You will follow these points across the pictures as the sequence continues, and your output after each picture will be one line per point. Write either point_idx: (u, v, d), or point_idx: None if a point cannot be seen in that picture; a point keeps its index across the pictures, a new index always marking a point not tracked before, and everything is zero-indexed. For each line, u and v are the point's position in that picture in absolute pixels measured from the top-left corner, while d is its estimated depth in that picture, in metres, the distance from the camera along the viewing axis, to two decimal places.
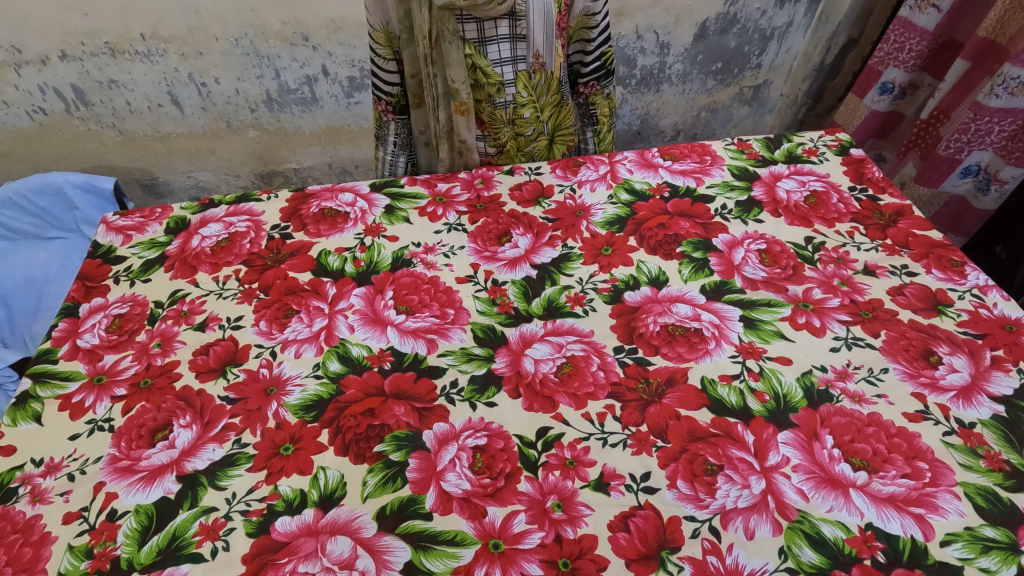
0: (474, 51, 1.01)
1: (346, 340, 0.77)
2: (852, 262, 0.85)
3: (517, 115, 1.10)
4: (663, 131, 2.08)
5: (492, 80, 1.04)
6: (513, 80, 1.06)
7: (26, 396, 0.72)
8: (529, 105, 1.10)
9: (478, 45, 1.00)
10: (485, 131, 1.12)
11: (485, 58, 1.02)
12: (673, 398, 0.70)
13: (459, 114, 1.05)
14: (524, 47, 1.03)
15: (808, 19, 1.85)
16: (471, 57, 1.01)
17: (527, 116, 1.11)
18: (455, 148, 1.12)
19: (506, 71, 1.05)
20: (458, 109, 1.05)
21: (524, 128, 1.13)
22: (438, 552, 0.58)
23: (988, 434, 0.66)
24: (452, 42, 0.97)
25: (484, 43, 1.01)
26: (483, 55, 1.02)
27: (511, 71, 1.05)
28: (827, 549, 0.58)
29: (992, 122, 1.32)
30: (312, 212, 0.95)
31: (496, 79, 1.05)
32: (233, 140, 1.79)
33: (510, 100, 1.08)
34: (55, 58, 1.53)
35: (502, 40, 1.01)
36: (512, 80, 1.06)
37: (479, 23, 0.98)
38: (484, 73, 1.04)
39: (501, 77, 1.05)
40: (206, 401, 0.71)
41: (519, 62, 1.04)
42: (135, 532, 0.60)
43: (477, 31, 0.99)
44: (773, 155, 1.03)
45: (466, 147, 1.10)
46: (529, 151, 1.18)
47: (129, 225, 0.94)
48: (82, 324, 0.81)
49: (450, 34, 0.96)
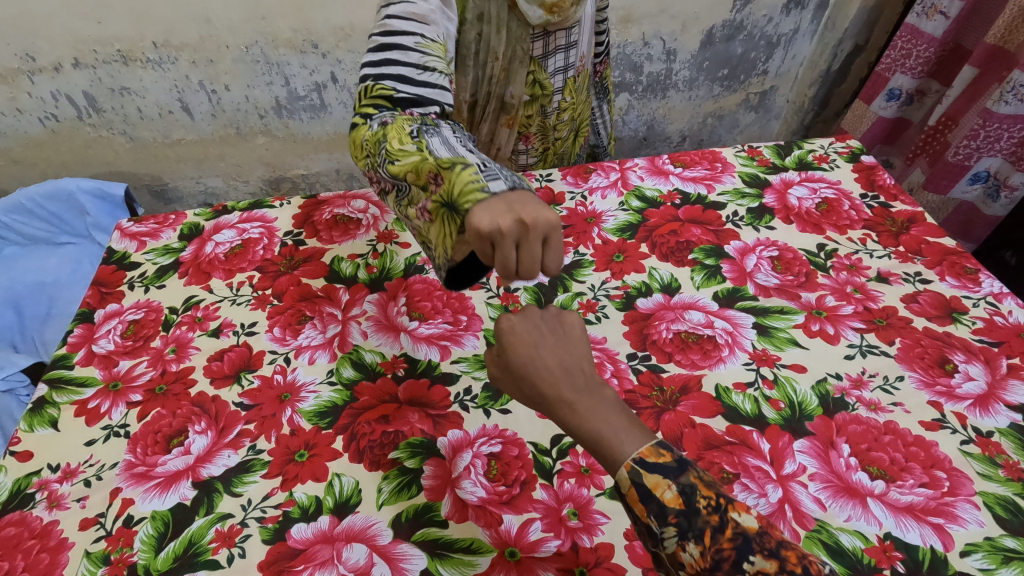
0: (536, 66, 0.94)
1: (360, 346, 0.77)
2: (865, 269, 0.85)
3: (558, 120, 1.06)
4: (669, 137, 2.08)
5: (547, 91, 0.99)
6: (562, 87, 1.01)
7: (42, 401, 0.73)
8: (570, 108, 1.06)
9: (540, 60, 0.94)
10: (527, 144, 1.07)
11: (545, 71, 0.96)
12: (688, 405, 0.69)
13: (507, 126, 0.99)
14: (574, 53, 0.98)
15: (814, 26, 1.86)
16: (533, 73, 0.95)
17: (567, 119, 1.08)
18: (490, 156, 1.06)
19: (557, 80, 0.99)
20: (507, 121, 0.99)
21: (561, 131, 1.09)
22: (453, 560, 0.58)
23: (1006, 442, 0.66)
24: (523, 61, 0.91)
25: (547, 57, 0.94)
26: (543, 68, 0.95)
27: (561, 79, 1.00)
28: (846, 559, 0.57)
29: (1001, 129, 1.32)
30: (324, 218, 0.96)
31: (549, 89, 0.99)
32: (243, 147, 1.80)
33: (556, 107, 1.04)
34: (68, 65, 1.54)
35: (559, 51, 0.95)
36: (561, 87, 1.01)
37: (546, 37, 0.91)
38: (541, 86, 0.97)
39: (552, 86, 0.99)
40: (221, 407, 0.71)
41: (569, 70, 0.99)
42: (152, 539, 0.60)
43: (543, 47, 0.92)
44: (784, 161, 1.03)
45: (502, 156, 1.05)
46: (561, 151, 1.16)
47: (143, 231, 0.95)
48: (97, 330, 0.81)
49: (523, 53, 0.90)
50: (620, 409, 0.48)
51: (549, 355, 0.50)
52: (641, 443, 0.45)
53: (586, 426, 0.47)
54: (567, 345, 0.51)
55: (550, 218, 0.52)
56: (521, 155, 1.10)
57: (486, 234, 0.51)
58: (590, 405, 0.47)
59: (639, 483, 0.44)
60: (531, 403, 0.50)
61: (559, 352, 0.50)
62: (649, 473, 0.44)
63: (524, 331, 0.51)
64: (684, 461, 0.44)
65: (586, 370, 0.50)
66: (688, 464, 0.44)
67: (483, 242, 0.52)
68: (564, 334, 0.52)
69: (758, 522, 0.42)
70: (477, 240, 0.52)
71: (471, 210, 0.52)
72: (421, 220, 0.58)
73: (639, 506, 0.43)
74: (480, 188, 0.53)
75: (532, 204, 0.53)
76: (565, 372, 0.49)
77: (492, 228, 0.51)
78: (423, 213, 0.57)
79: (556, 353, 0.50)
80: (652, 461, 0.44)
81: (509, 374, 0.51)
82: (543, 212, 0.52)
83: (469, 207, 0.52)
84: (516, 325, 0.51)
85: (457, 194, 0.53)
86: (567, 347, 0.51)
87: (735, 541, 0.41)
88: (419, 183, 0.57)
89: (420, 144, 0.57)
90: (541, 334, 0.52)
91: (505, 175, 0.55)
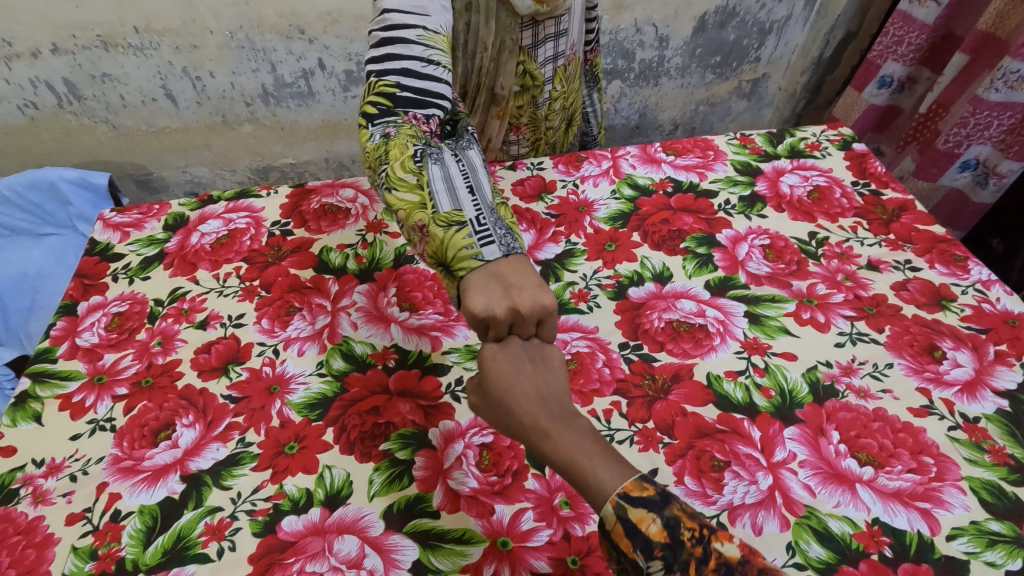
0: (526, 57, 0.92)
1: (350, 337, 0.77)
2: (855, 257, 0.85)
3: (550, 110, 1.05)
4: (661, 125, 2.07)
5: (537, 82, 0.97)
6: (552, 76, 1.00)
7: (25, 395, 0.71)
8: (561, 98, 1.05)
9: (530, 50, 0.92)
10: (517, 135, 1.07)
11: (535, 61, 0.94)
12: (679, 394, 0.69)
13: (498, 118, 0.98)
14: (564, 41, 0.97)
15: (807, 12, 1.85)
16: (523, 64, 0.93)
17: (558, 109, 1.06)
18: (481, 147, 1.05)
19: (547, 70, 0.98)
20: (498, 113, 0.98)
21: (552, 121, 1.08)
22: (445, 551, 0.58)
23: (993, 428, 0.67)
24: (513, 51, 0.89)
25: (536, 47, 0.92)
26: (534, 58, 0.93)
27: (551, 68, 0.98)
28: (835, 544, 0.58)
29: (991, 117, 1.32)
30: (312, 208, 0.94)
31: (540, 80, 0.97)
32: (229, 135, 1.77)
33: (547, 97, 1.02)
34: (47, 51, 1.50)
35: (548, 40, 0.93)
36: (551, 77, 1.00)
37: (535, 27, 0.89)
38: (532, 76, 0.96)
39: (544, 76, 0.98)
40: (209, 400, 0.70)
41: (559, 58, 0.98)
42: (140, 533, 0.60)
43: (532, 36, 0.90)
44: (776, 149, 1.03)
45: (494, 146, 1.05)
46: (553, 141, 1.14)
47: (127, 222, 0.93)
48: (81, 323, 0.80)
49: (513, 44, 0.88)
50: (596, 438, 0.48)
51: (527, 385, 0.51)
52: (624, 478, 0.45)
53: (568, 459, 0.47)
54: (545, 375, 0.52)
55: (546, 304, 0.53)
56: (512, 145, 1.09)
57: (480, 318, 0.51)
58: (569, 436, 0.48)
59: (625, 518, 0.44)
60: (509, 432, 0.51)
61: (537, 380, 0.51)
62: (633, 509, 0.44)
63: (504, 361, 0.52)
64: (668, 494, 0.45)
65: (563, 400, 0.51)
66: (672, 496, 0.45)
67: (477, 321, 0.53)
68: (543, 364, 0.53)
69: (741, 551, 0.44)
70: (471, 320, 0.53)
71: (468, 287, 0.53)
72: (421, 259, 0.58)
73: (625, 541, 0.43)
74: (475, 256, 0.53)
75: (529, 287, 0.53)
76: (542, 401, 0.50)
77: (487, 313, 0.51)
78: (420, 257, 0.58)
79: (534, 382, 0.51)
80: (636, 496, 0.45)
81: (490, 404, 0.52)
82: (539, 300, 0.52)
83: (465, 279, 0.53)
84: (498, 355, 0.52)
85: (453, 261, 0.54)
86: (545, 378, 0.52)
87: (718, 570, 0.43)
88: (413, 226, 0.57)
89: (421, 176, 0.57)
90: (519, 363, 0.52)
91: (501, 237, 0.55)
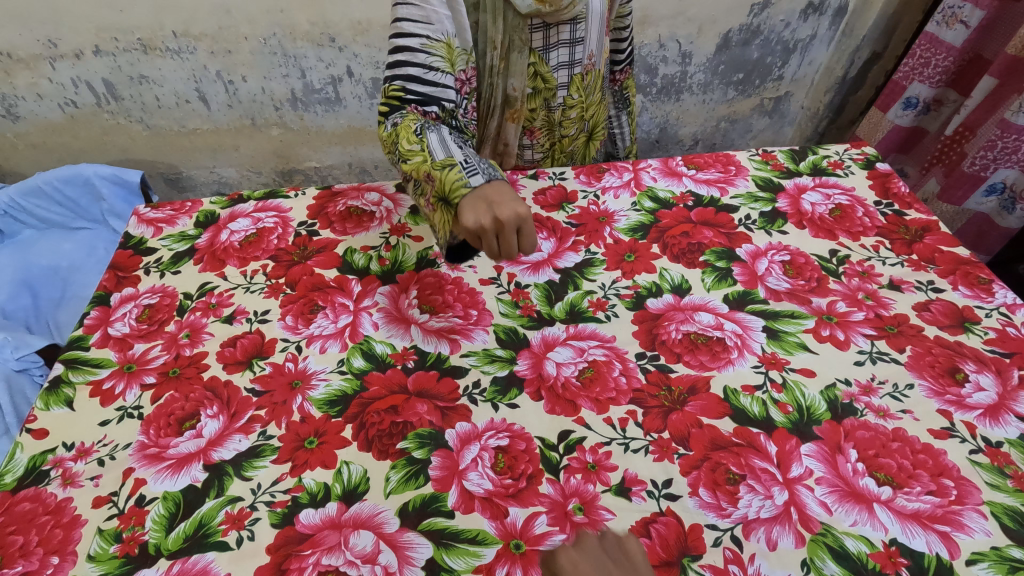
0: (537, 59, 0.96)
1: (370, 337, 0.78)
2: (877, 276, 0.85)
3: (564, 117, 1.07)
4: (681, 140, 2.08)
5: (549, 84, 1.00)
6: (567, 83, 1.02)
7: (58, 381, 0.74)
8: (577, 106, 1.06)
9: (542, 53, 0.96)
10: (532, 140, 1.09)
11: (547, 64, 0.97)
12: (696, 406, 0.70)
13: (512, 121, 0.99)
14: (580, 50, 0.99)
15: (831, 32, 1.86)
16: (534, 65, 0.96)
17: (574, 116, 1.08)
18: (496, 151, 1.07)
19: (561, 75, 1.01)
20: (512, 116, 0.99)
21: (568, 129, 1.09)
22: (459, 550, 0.58)
23: (1016, 453, 0.66)
24: (522, 51, 0.91)
25: (548, 50, 0.96)
26: (546, 61, 0.97)
27: (566, 75, 1.01)
28: (850, 563, 0.57)
29: (1019, 141, 1.32)
30: (338, 210, 0.96)
31: (553, 84, 1.00)
32: (257, 138, 1.82)
33: (561, 103, 1.04)
34: (89, 52, 1.56)
35: (562, 45, 0.96)
36: (566, 83, 1.02)
37: (546, 29, 0.93)
38: (543, 79, 0.99)
39: (557, 81, 1.00)
40: (233, 392, 0.72)
41: (575, 66, 1.00)
42: (163, 518, 0.61)
43: (543, 38, 0.94)
44: (798, 167, 1.03)
45: (509, 151, 1.06)
46: (570, 152, 1.15)
47: (160, 217, 0.96)
48: (113, 313, 0.82)
49: (522, 43, 0.91)
50: None
51: None
52: None
53: None
54: None
55: (521, 212, 0.67)
56: (526, 151, 1.11)
57: (471, 230, 0.66)
58: None
59: None
60: None
61: None
62: None
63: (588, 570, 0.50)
64: None
65: None
66: None
67: (470, 235, 0.67)
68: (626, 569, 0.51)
69: None
70: (467, 235, 0.67)
71: (459, 208, 0.67)
72: (426, 208, 0.72)
73: None
74: (464, 185, 0.68)
75: (507, 201, 0.67)
76: None
77: (476, 225, 0.66)
78: (427, 203, 0.71)
79: None
80: None
81: None
82: (515, 209, 0.66)
83: (459, 204, 0.67)
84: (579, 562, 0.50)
85: (447, 192, 0.68)
86: None
87: None
88: (421, 178, 0.71)
89: (423, 143, 0.71)
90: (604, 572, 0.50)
91: (483, 169, 0.70)
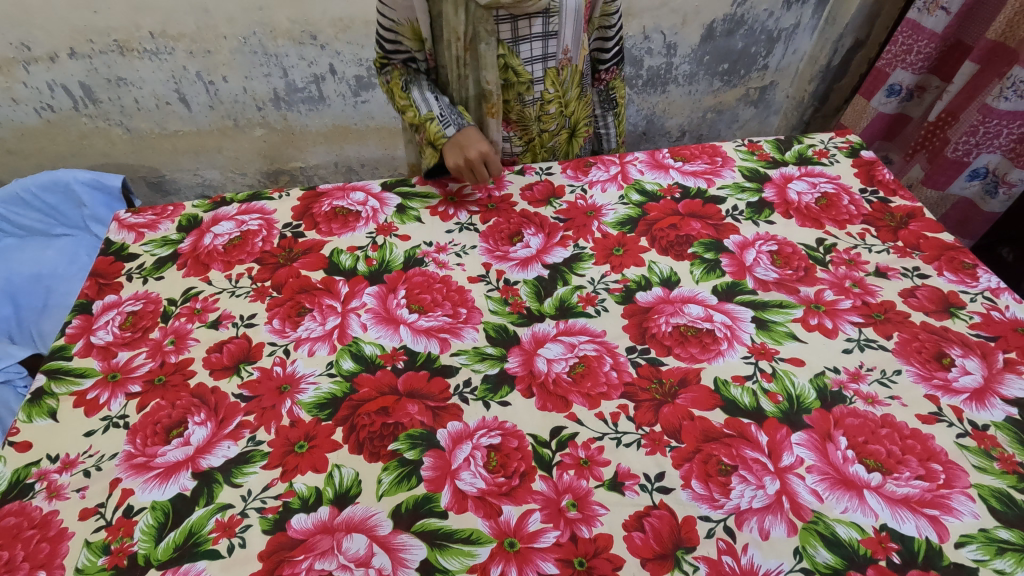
0: (507, 50, 0.96)
1: (359, 338, 0.77)
2: (863, 264, 0.85)
3: (543, 111, 1.07)
4: (668, 132, 2.09)
5: (523, 78, 1.00)
6: (542, 77, 1.02)
7: (40, 393, 0.73)
8: (555, 101, 1.06)
9: (511, 45, 0.95)
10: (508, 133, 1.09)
11: (518, 57, 0.97)
12: (686, 398, 0.70)
13: (490, 116, 1.01)
14: (554, 43, 0.99)
15: (815, 20, 1.86)
16: (504, 57, 0.96)
17: (552, 111, 1.07)
18: None
19: (535, 69, 1.00)
20: (489, 110, 1.01)
21: (549, 124, 1.09)
22: (453, 551, 0.58)
23: (1002, 436, 0.67)
24: (488, 42, 0.93)
25: (518, 42, 0.96)
26: (516, 54, 0.97)
27: (541, 69, 1.01)
28: (842, 550, 0.58)
29: (1001, 125, 1.33)
30: (323, 211, 0.95)
31: (526, 77, 1.00)
32: (241, 139, 1.80)
33: (537, 97, 1.04)
34: (64, 55, 1.53)
35: (535, 38, 0.96)
36: (541, 78, 1.02)
37: (513, 21, 0.93)
38: (515, 72, 0.99)
39: (530, 75, 1.00)
40: (220, 398, 0.71)
41: (549, 59, 1.00)
42: (152, 529, 0.60)
43: (511, 31, 0.94)
44: (784, 156, 1.04)
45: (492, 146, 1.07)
46: (552, 147, 1.15)
47: (141, 222, 0.95)
48: (95, 321, 0.81)
49: (487, 34, 0.92)
50: None
51: None
52: None
53: None
54: None
55: (484, 150, 0.93)
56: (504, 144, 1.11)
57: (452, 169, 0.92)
58: None
59: None
60: None
61: None
62: None
63: None
64: None
65: None
66: None
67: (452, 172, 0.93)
68: None
69: None
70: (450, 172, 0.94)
71: (442, 154, 0.93)
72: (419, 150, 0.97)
73: None
74: (443, 135, 0.94)
75: (474, 143, 0.92)
76: None
77: (455, 165, 0.92)
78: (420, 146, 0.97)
79: None
80: None
81: None
82: (479, 149, 0.92)
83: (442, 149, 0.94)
84: None
85: (432, 140, 0.94)
86: None
87: None
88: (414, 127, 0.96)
89: (409, 100, 0.97)
90: None
91: (454, 120, 0.96)
